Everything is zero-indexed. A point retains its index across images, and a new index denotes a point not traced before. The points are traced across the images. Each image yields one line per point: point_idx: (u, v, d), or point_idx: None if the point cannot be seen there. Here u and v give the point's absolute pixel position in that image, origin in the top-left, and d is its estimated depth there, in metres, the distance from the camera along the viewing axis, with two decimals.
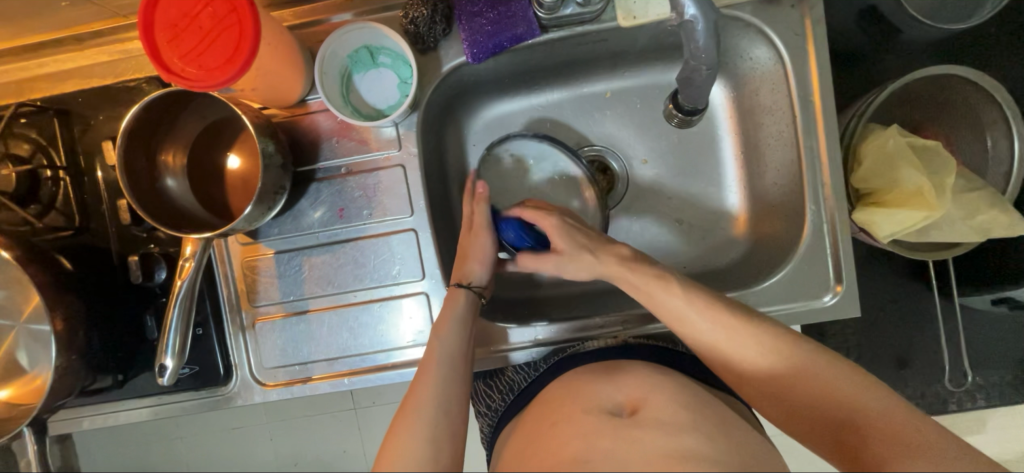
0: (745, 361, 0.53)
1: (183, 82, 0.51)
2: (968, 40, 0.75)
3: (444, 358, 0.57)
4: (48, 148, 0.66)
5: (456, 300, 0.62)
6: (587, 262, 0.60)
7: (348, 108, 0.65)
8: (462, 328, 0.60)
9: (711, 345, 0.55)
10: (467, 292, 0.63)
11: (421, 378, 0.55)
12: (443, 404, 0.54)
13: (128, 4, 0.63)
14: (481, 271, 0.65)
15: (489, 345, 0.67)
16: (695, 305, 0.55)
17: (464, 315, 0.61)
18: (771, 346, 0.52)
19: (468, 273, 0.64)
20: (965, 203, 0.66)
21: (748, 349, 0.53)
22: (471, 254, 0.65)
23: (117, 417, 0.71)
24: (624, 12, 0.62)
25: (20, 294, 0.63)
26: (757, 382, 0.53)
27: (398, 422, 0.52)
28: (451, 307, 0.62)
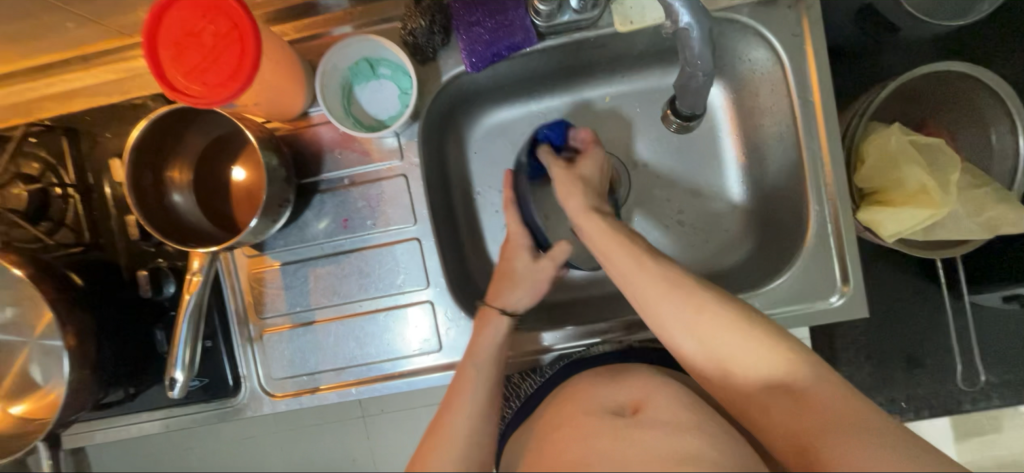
0: (735, 358, 0.50)
1: (187, 100, 0.52)
2: (967, 36, 0.75)
3: (480, 387, 0.57)
4: (57, 167, 0.67)
5: (497, 326, 0.62)
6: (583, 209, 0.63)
7: (350, 120, 0.66)
8: (497, 355, 0.60)
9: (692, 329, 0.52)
10: (509, 319, 0.63)
11: (452, 403, 0.55)
12: (476, 435, 0.53)
13: (131, 22, 0.64)
14: (523, 299, 0.65)
15: (516, 352, 0.68)
16: (667, 285, 0.54)
17: (501, 343, 0.61)
18: (744, 334, 0.50)
19: (509, 300, 0.64)
20: (972, 199, 0.66)
21: (720, 337, 0.51)
22: (519, 282, 0.65)
23: (128, 430, 0.72)
24: (620, 17, 0.64)
25: (32, 311, 0.64)
26: (725, 372, 0.51)
27: (428, 448, 0.51)
28: (489, 332, 0.62)
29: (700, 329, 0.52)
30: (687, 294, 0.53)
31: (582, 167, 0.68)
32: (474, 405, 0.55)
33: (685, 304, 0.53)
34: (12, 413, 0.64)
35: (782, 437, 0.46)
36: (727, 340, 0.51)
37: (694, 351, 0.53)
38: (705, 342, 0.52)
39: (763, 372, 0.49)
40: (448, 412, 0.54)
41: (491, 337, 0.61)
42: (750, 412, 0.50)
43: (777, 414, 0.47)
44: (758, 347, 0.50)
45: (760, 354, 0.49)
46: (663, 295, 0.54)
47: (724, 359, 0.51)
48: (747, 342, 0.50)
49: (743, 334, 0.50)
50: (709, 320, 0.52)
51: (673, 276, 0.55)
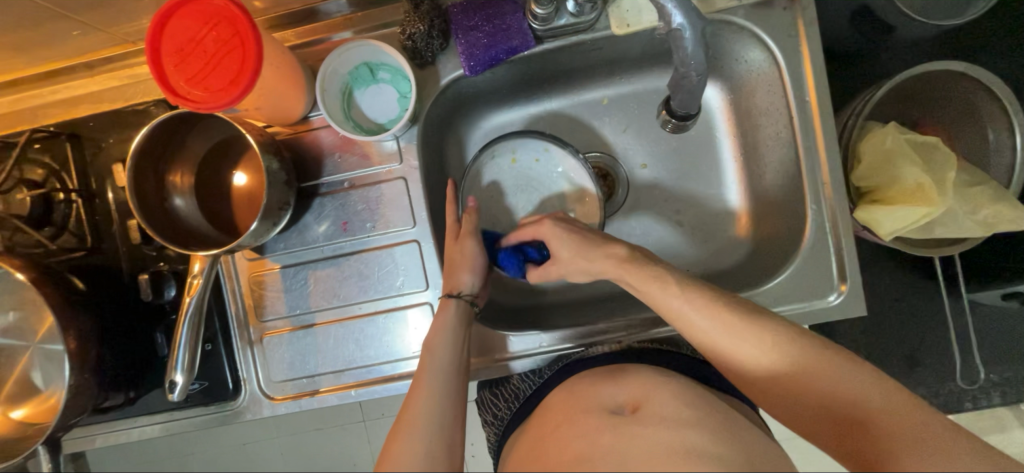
0: (744, 356, 0.53)
1: (189, 104, 0.53)
2: (962, 36, 0.75)
3: (437, 373, 0.57)
4: (60, 172, 0.67)
5: (446, 311, 0.62)
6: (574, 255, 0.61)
7: (349, 124, 0.67)
8: (454, 338, 0.61)
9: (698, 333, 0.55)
10: (457, 301, 0.63)
11: (413, 394, 0.56)
12: (437, 421, 0.53)
13: (135, 29, 0.65)
14: (469, 280, 0.65)
15: (490, 354, 0.68)
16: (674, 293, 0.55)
17: (455, 326, 0.61)
18: (803, 363, 0.51)
19: (457, 284, 0.64)
20: (968, 197, 0.66)
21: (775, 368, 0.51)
22: (460, 265, 0.65)
23: (128, 434, 0.72)
24: (617, 21, 0.65)
25: (34, 315, 0.65)
26: (783, 396, 0.51)
27: (393, 438, 0.52)
28: (443, 317, 0.62)
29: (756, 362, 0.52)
30: (744, 332, 0.53)
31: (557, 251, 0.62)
32: (433, 392, 0.55)
33: (740, 337, 0.53)
34: (13, 417, 0.64)
35: (853, 458, 0.47)
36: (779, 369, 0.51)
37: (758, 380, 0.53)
38: (764, 372, 0.52)
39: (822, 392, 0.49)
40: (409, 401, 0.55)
41: (441, 322, 0.61)
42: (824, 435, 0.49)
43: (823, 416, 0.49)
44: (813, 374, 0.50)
45: (819, 380, 0.49)
46: (720, 331, 0.53)
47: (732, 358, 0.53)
48: (803, 372, 0.50)
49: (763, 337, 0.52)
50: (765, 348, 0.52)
51: (721, 313, 0.54)
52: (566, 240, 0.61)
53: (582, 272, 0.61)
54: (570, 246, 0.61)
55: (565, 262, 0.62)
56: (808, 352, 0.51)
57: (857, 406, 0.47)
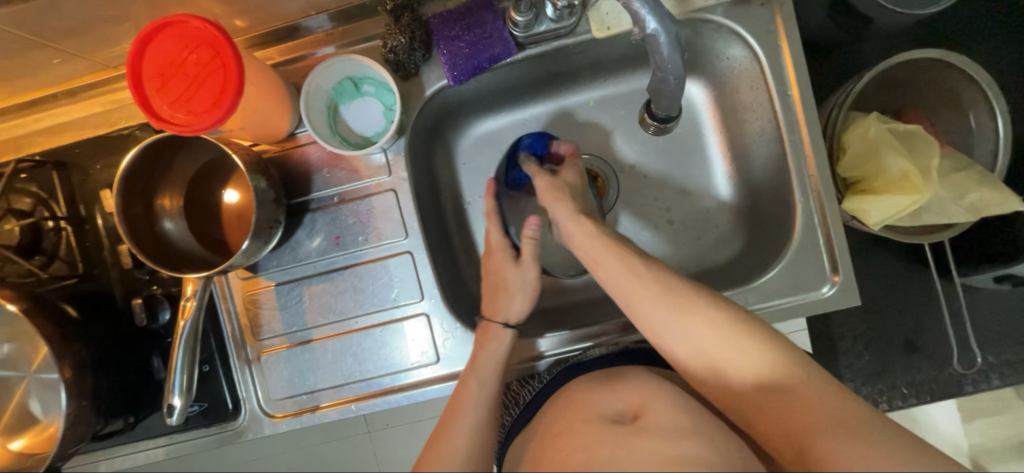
0: (713, 348, 0.52)
1: (172, 128, 0.53)
2: (941, 22, 0.76)
3: (483, 398, 0.59)
4: (49, 200, 0.67)
5: (499, 339, 0.63)
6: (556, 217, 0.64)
7: (336, 138, 0.67)
8: (501, 368, 0.62)
9: (658, 315, 0.54)
10: (510, 331, 0.64)
11: (453, 417, 0.57)
12: (476, 447, 0.55)
13: (117, 55, 0.65)
14: (519, 305, 0.66)
15: (515, 359, 0.68)
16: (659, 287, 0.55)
17: (503, 355, 0.63)
18: (739, 340, 0.51)
19: (508, 311, 0.65)
20: (954, 184, 0.67)
21: (718, 346, 0.51)
22: (516, 290, 0.66)
23: (130, 459, 0.72)
24: (597, 24, 0.66)
25: (29, 345, 0.64)
26: (717, 372, 0.52)
27: (430, 457, 0.54)
28: (493, 347, 0.63)
29: (698, 340, 0.52)
30: (692, 306, 0.53)
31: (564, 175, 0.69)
32: (476, 419, 0.57)
33: (687, 315, 0.53)
34: (12, 448, 0.64)
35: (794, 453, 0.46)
36: (715, 343, 0.52)
37: (692, 358, 0.53)
38: (704, 348, 0.52)
39: (755, 369, 0.50)
40: (449, 424, 0.56)
41: (494, 350, 0.63)
42: (751, 418, 0.50)
43: (775, 417, 0.48)
44: (748, 351, 0.51)
45: (754, 360, 0.50)
46: (673, 309, 0.54)
47: (711, 354, 0.52)
48: (742, 345, 0.51)
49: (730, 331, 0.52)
50: (733, 340, 0.51)
51: (670, 288, 0.55)
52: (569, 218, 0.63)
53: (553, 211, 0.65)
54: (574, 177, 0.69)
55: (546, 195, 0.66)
56: (750, 329, 0.52)
57: (789, 386, 0.48)
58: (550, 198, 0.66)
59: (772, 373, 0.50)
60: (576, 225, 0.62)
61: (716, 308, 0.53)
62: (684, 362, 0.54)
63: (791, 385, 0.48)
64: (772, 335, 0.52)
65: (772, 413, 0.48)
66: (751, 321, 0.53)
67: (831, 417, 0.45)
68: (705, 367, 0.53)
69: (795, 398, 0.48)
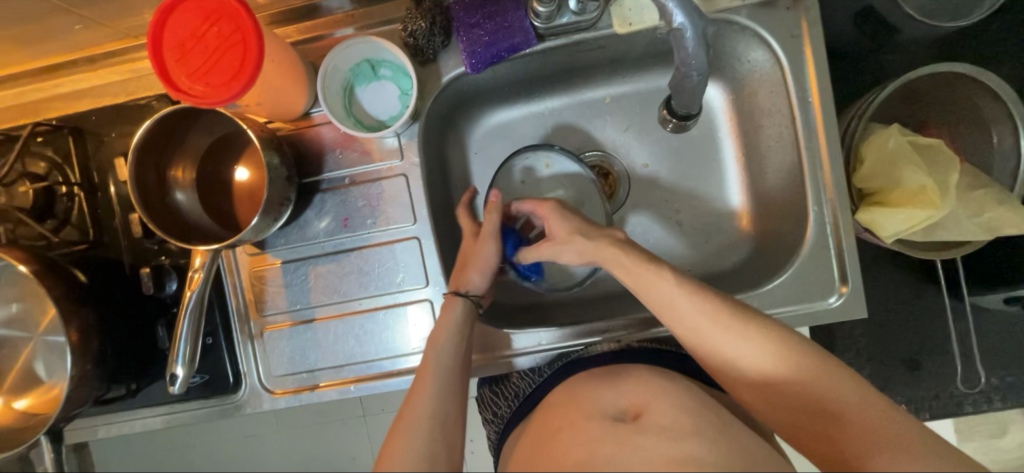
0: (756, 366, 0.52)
1: (190, 100, 0.53)
2: (968, 37, 0.75)
3: (443, 367, 0.59)
4: (63, 166, 0.68)
5: (453, 307, 0.64)
6: (582, 244, 0.61)
7: (350, 120, 0.67)
8: (458, 336, 0.62)
9: (695, 332, 0.54)
10: (464, 301, 0.64)
11: (416, 386, 0.58)
12: (438, 415, 0.55)
13: (138, 24, 0.66)
14: (478, 281, 0.66)
15: (493, 351, 0.68)
16: (701, 309, 0.54)
17: (461, 324, 0.63)
18: (778, 360, 0.51)
19: (465, 283, 0.66)
20: (972, 201, 0.66)
21: (758, 365, 0.52)
22: (473, 265, 0.66)
23: (128, 426, 0.72)
24: (619, 19, 0.65)
25: (37, 307, 0.66)
26: (757, 389, 0.53)
27: (397, 428, 0.54)
28: (448, 315, 0.63)
29: (736, 360, 0.53)
30: (733, 328, 0.53)
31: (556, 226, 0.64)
32: (437, 388, 0.57)
33: (728, 336, 0.53)
34: (16, 408, 0.65)
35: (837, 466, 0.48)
36: (758, 363, 0.52)
37: (731, 375, 0.54)
38: (741, 364, 0.53)
39: (799, 385, 0.50)
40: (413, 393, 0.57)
41: (449, 316, 0.63)
42: (797, 433, 0.51)
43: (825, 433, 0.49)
44: (790, 367, 0.51)
45: (798, 378, 0.50)
46: (715, 331, 0.53)
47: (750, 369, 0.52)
48: (779, 367, 0.51)
49: (773, 350, 0.51)
50: (774, 357, 0.51)
51: (711, 309, 0.54)
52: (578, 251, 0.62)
53: (578, 253, 0.62)
54: (570, 224, 0.64)
55: (563, 243, 0.63)
56: (788, 344, 0.52)
57: (833, 403, 0.49)
58: (564, 245, 0.62)
59: (816, 387, 0.50)
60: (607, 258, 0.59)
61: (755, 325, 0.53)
62: (722, 375, 0.55)
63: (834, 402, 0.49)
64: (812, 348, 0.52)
65: (816, 428, 0.49)
66: (791, 338, 0.52)
67: (878, 433, 0.46)
68: (744, 384, 0.53)
69: (840, 416, 0.48)
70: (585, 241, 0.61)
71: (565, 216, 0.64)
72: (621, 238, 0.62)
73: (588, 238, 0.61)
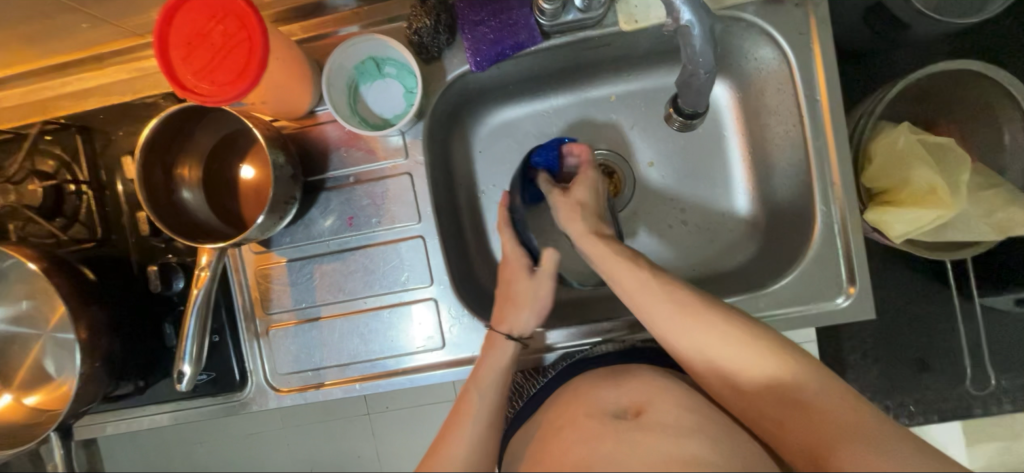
0: (738, 366, 0.52)
1: (196, 98, 0.53)
2: (979, 34, 0.74)
3: (483, 405, 0.58)
4: (71, 164, 0.68)
5: (503, 350, 0.63)
6: (574, 214, 0.66)
7: (355, 118, 0.67)
8: (503, 379, 0.61)
9: (667, 328, 0.55)
10: (514, 343, 0.63)
11: (454, 422, 0.57)
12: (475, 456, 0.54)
13: (144, 23, 0.66)
14: (530, 321, 0.65)
15: (528, 348, 0.67)
16: (675, 305, 0.55)
17: (508, 366, 0.62)
18: (749, 351, 0.51)
19: (516, 325, 0.64)
20: (981, 200, 0.65)
21: (729, 356, 0.52)
22: (526, 304, 0.65)
23: (137, 422, 0.73)
24: (625, 16, 0.65)
25: (46, 304, 0.66)
26: (728, 381, 0.52)
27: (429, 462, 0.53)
28: (496, 356, 0.62)
29: (707, 350, 0.53)
30: (705, 318, 0.53)
31: (577, 194, 0.68)
32: (475, 428, 0.56)
33: (698, 326, 0.53)
34: (26, 404, 0.66)
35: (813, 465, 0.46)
36: (729, 353, 0.52)
37: (703, 367, 0.54)
38: (717, 360, 0.52)
39: (774, 377, 0.50)
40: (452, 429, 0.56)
41: (497, 358, 0.62)
42: (768, 428, 0.50)
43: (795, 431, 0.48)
44: (760, 359, 0.51)
45: (770, 369, 0.50)
46: (685, 320, 0.54)
47: (729, 368, 0.52)
48: (749, 358, 0.51)
49: (751, 349, 0.51)
50: (756, 357, 0.51)
51: (683, 301, 0.55)
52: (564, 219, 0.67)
53: (563, 227, 0.67)
54: (587, 195, 0.68)
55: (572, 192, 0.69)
56: (766, 341, 0.52)
57: (805, 395, 0.48)
58: (571, 197, 0.68)
59: (796, 387, 0.49)
60: (588, 245, 0.63)
61: (736, 325, 0.53)
62: (693, 367, 0.55)
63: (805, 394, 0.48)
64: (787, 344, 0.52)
65: (786, 421, 0.48)
66: (763, 331, 0.53)
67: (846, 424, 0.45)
68: (720, 378, 0.53)
69: (810, 408, 0.48)
70: (580, 214, 0.66)
71: (592, 190, 0.69)
72: (608, 233, 0.65)
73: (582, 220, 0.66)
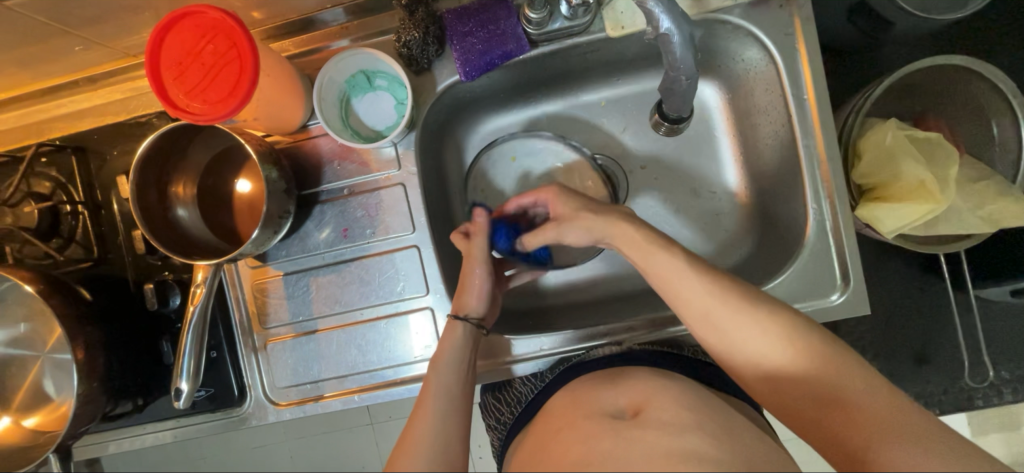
0: (779, 364, 0.51)
1: (188, 117, 0.54)
2: (965, 28, 0.74)
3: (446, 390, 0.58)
4: (67, 185, 0.69)
5: (452, 331, 0.62)
6: (591, 219, 0.59)
7: (347, 131, 0.67)
8: (458, 360, 0.61)
9: (703, 314, 0.53)
10: (465, 324, 0.63)
11: (417, 411, 0.56)
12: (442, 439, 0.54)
13: (137, 43, 0.67)
14: (478, 304, 0.64)
15: (496, 358, 0.68)
16: (714, 294, 0.53)
17: (461, 347, 0.62)
18: (789, 341, 0.51)
19: (463, 306, 0.64)
20: (973, 193, 0.65)
21: (767, 346, 0.51)
22: (469, 288, 0.64)
23: (138, 440, 0.73)
24: (611, 22, 0.65)
25: (44, 326, 0.67)
26: (760, 374, 0.52)
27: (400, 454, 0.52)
28: (448, 339, 0.62)
29: (745, 342, 0.52)
30: (746, 310, 0.52)
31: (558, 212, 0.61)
32: (437, 411, 0.56)
33: (735, 318, 0.52)
34: (25, 425, 0.66)
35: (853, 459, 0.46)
36: (770, 345, 0.51)
37: (739, 361, 0.53)
38: (761, 360, 0.52)
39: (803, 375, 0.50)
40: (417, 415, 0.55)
41: (448, 340, 0.62)
42: (803, 419, 0.50)
43: (835, 425, 0.48)
44: (797, 351, 0.50)
45: (808, 364, 0.50)
46: (732, 306, 0.52)
47: (771, 365, 0.51)
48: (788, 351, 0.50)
49: (792, 343, 0.51)
50: (797, 351, 0.50)
51: (720, 291, 0.53)
52: (583, 233, 0.60)
53: (586, 231, 0.59)
54: (573, 202, 0.61)
55: (568, 220, 0.60)
56: (807, 334, 0.51)
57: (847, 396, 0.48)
58: (571, 223, 0.59)
59: (835, 380, 0.49)
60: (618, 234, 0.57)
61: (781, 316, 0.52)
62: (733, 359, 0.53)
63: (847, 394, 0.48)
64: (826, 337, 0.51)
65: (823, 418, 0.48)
66: (801, 320, 0.52)
67: (883, 418, 0.45)
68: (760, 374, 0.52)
69: (853, 405, 0.47)
70: (594, 216, 0.59)
71: (568, 195, 0.61)
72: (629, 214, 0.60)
73: (598, 215, 0.59)
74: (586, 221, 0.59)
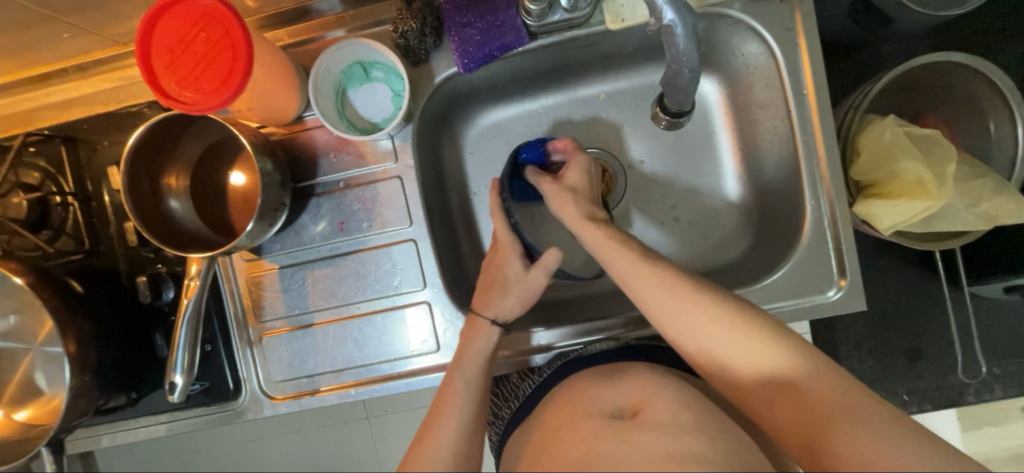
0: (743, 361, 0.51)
1: (180, 107, 0.53)
2: (965, 24, 0.74)
3: (468, 397, 0.57)
4: (56, 176, 0.68)
5: (487, 336, 0.62)
6: (569, 204, 0.64)
7: (344, 123, 0.66)
8: (484, 365, 0.61)
9: (660, 308, 0.54)
10: (497, 329, 0.63)
11: (437, 415, 0.56)
12: (462, 445, 0.54)
13: (127, 31, 0.65)
14: (512, 306, 0.64)
15: (514, 349, 0.68)
16: (667, 288, 0.54)
17: (489, 352, 0.62)
18: (747, 335, 0.51)
19: (501, 310, 0.64)
20: (969, 191, 0.66)
21: (728, 342, 0.51)
22: (512, 290, 0.64)
23: (132, 434, 0.72)
24: (611, 15, 0.64)
25: (33, 319, 0.65)
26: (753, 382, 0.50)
27: (416, 454, 0.53)
28: (476, 343, 0.61)
29: (705, 339, 0.52)
30: (703, 303, 0.52)
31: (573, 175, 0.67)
32: (461, 418, 0.56)
33: (692, 309, 0.52)
34: (17, 419, 0.65)
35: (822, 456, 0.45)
36: (747, 346, 0.50)
37: (704, 359, 0.53)
38: (728, 359, 0.51)
39: (779, 373, 0.49)
40: (437, 420, 0.55)
41: (478, 346, 0.61)
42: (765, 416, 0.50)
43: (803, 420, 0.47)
44: (759, 346, 0.50)
45: (769, 356, 0.50)
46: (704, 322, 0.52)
47: (734, 360, 0.51)
48: (768, 352, 0.50)
49: (755, 339, 0.50)
50: (787, 347, 0.50)
51: (677, 284, 0.54)
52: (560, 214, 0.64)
53: (563, 209, 0.64)
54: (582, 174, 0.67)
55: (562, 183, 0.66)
56: (762, 327, 0.51)
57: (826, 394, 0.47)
58: (556, 195, 0.65)
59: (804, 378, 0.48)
60: (589, 234, 0.60)
61: (734, 309, 0.52)
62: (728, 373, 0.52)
63: (801, 383, 0.48)
64: (778, 328, 0.51)
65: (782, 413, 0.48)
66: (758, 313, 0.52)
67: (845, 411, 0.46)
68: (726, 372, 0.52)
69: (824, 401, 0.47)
70: (573, 203, 0.64)
71: (586, 170, 0.68)
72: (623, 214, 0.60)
73: (577, 202, 0.64)
74: (562, 198, 0.64)
